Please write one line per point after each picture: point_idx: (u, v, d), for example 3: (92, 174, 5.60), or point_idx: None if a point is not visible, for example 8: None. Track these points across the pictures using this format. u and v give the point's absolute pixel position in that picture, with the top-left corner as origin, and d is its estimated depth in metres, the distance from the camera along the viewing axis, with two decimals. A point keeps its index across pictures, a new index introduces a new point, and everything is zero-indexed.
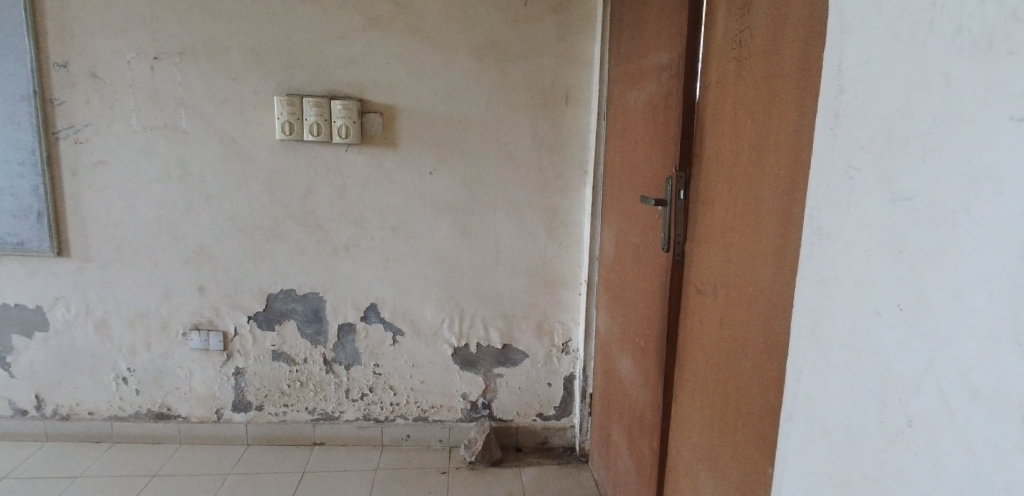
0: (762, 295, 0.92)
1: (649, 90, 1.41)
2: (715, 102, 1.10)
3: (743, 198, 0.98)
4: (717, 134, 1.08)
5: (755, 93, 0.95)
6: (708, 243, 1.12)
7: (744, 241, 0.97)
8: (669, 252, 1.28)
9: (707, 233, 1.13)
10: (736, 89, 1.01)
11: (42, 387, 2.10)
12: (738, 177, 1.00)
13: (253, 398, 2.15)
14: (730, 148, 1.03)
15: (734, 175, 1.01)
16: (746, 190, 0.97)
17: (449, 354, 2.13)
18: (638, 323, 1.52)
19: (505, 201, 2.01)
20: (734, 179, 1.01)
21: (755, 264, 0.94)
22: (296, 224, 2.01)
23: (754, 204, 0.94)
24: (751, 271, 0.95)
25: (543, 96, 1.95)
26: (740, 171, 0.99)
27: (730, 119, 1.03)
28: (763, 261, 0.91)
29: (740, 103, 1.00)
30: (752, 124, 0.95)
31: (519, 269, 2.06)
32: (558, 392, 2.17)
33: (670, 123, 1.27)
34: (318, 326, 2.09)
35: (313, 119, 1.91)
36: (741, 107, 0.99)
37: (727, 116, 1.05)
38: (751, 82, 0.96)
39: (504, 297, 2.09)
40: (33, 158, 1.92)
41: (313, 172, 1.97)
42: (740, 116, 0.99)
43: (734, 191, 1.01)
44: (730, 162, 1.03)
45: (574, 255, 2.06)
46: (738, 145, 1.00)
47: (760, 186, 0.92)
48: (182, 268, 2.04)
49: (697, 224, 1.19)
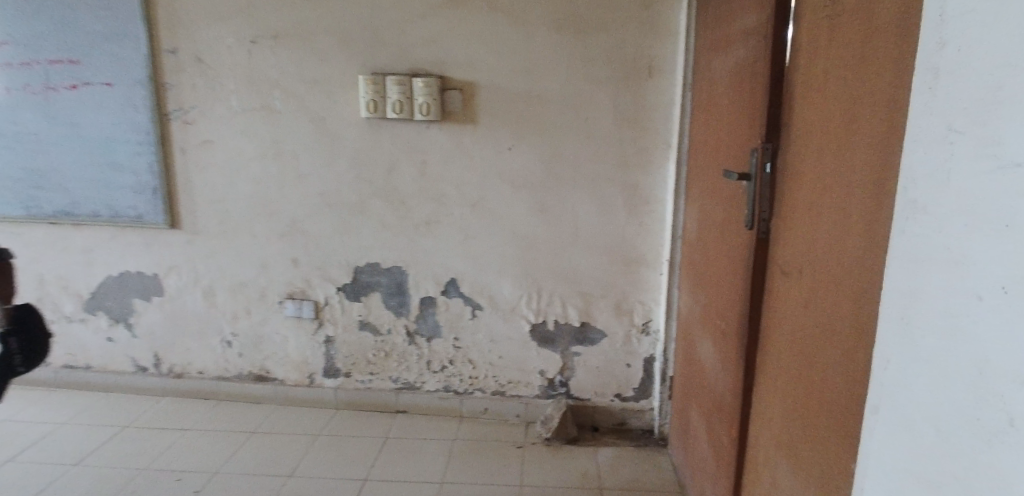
0: (850, 276, 0.83)
1: (735, 57, 1.32)
2: (804, 66, 1.01)
3: (832, 167, 0.89)
4: (807, 102, 0.99)
5: (847, 51, 0.86)
6: (795, 222, 1.03)
7: (833, 215, 0.88)
8: (753, 230, 1.21)
9: (794, 211, 1.04)
10: (827, 50, 0.92)
11: (159, 347, 2.33)
12: (828, 143, 0.91)
13: (342, 365, 2.26)
14: (820, 118, 0.93)
15: (823, 142, 0.92)
16: (835, 159, 0.88)
17: (527, 331, 2.14)
18: (720, 304, 1.45)
19: (584, 177, 1.97)
20: (823, 147, 0.92)
21: (843, 240, 0.85)
22: (381, 201, 2.09)
23: (844, 175, 0.85)
24: (838, 247, 0.86)
25: (625, 68, 1.87)
26: (829, 139, 0.90)
27: (820, 82, 0.94)
28: (852, 236, 0.82)
29: (831, 64, 0.90)
30: (843, 89, 0.86)
31: (598, 246, 2.02)
32: (637, 373, 2.12)
33: (757, 91, 1.18)
34: (401, 299, 2.17)
35: (396, 97, 1.95)
36: (833, 70, 0.90)
37: (817, 83, 0.95)
38: (844, 42, 0.87)
39: (582, 275, 2.06)
40: (149, 138, 2.11)
41: (396, 149, 2.03)
42: (833, 79, 0.90)
43: (822, 161, 0.92)
44: (819, 129, 0.94)
45: (655, 233, 1.99)
46: (827, 109, 0.91)
47: (851, 154, 0.83)
48: (278, 241, 2.18)
49: (783, 198, 1.10)
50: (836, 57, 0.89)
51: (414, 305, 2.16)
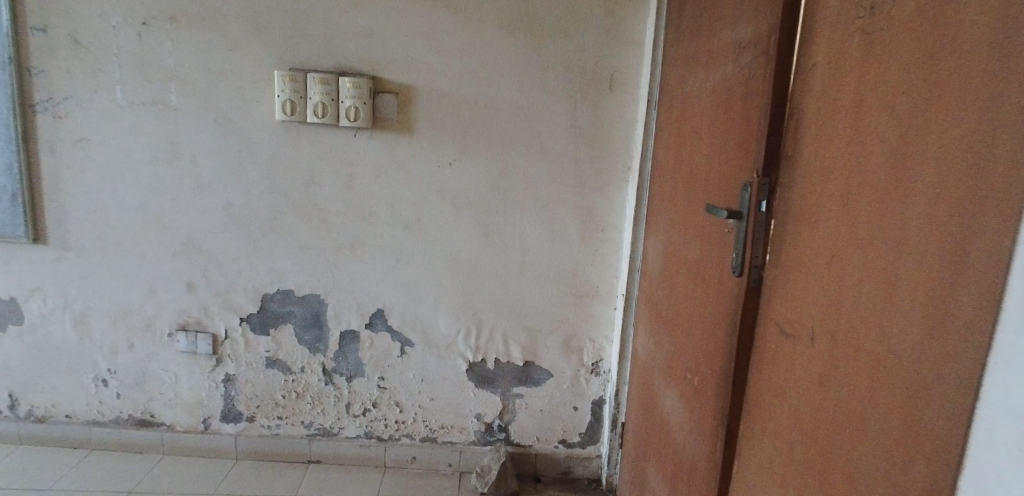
0: (908, 366, 0.65)
1: (721, 74, 1.14)
2: (822, 92, 0.83)
3: (874, 221, 0.71)
4: (824, 134, 0.82)
5: (903, 78, 0.68)
6: (803, 277, 0.86)
7: (876, 282, 0.70)
8: (743, 277, 1.02)
9: (801, 263, 0.87)
10: (862, 75, 0.75)
11: (15, 386, 1.91)
12: (865, 190, 0.73)
13: (244, 408, 1.94)
14: (847, 155, 0.76)
15: (856, 188, 0.74)
16: (880, 212, 0.70)
17: (463, 370, 1.89)
18: (691, 356, 1.26)
19: (535, 198, 1.75)
20: (856, 194, 0.74)
21: (894, 317, 0.67)
22: (298, 217, 1.78)
23: (896, 234, 0.67)
24: (886, 326, 0.68)
25: (585, 80, 1.68)
26: (869, 186, 0.72)
27: (851, 113, 0.76)
28: (914, 315, 0.64)
29: (871, 93, 0.73)
30: (895, 124, 0.69)
31: (547, 276, 1.81)
32: (585, 417, 1.92)
33: (752, 117, 1.00)
34: (317, 333, 1.87)
35: (318, 98, 1.67)
36: (873, 101, 0.73)
37: (842, 112, 0.78)
38: (891, 66, 0.70)
39: (529, 308, 1.83)
40: (7, 133, 1.72)
41: (318, 158, 1.74)
42: (873, 112, 0.72)
43: (854, 212, 0.74)
44: (850, 171, 0.76)
45: (610, 264, 1.79)
46: (865, 149, 0.73)
47: (912, 209, 0.65)
48: (171, 261, 1.83)
49: (784, 247, 0.93)
50: (881, 84, 0.71)
51: (333, 340, 1.88)
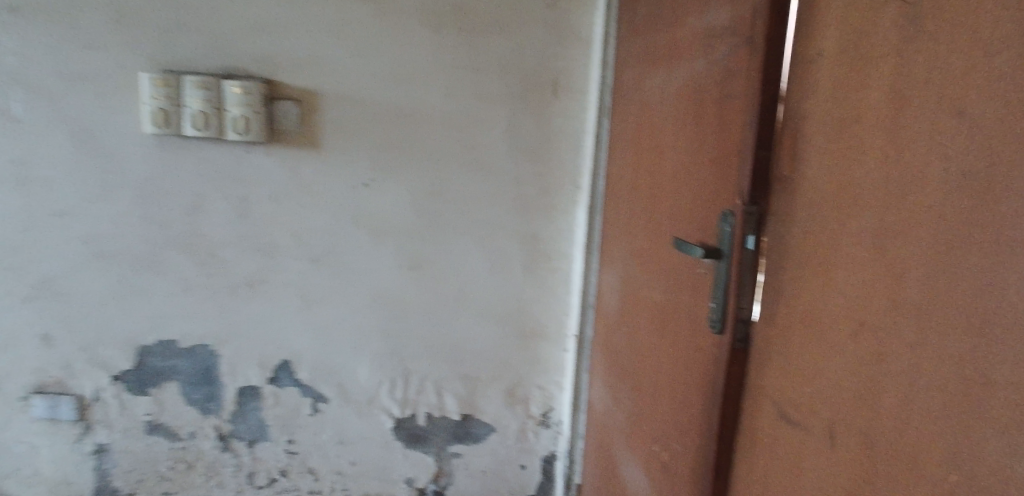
0: None
1: (689, 72, 0.90)
2: (837, 91, 0.60)
3: (936, 279, 0.47)
4: (842, 145, 0.58)
5: (976, 67, 0.44)
6: (815, 342, 0.62)
7: (945, 374, 0.46)
8: (726, 335, 0.78)
9: (811, 324, 0.62)
10: (903, 58, 0.51)
11: None
12: (917, 232, 0.49)
13: (120, 484, 1.59)
14: (884, 173, 0.53)
15: (900, 228, 0.50)
16: (949, 268, 0.46)
17: (389, 428, 1.59)
18: (656, 424, 1.01)
19: (470, 224, 1.48)
20: (900, 238, 0.50)
21: (987, 435, 0.43)
22: (181, 251, 1.46)
23: (983, 305, 0.43)
24: (971, 448, 0.44)
25: (524, 84, 1.42)
26: (924, 228, 0.48)
27: (885, 119, 0.53)
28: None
29: (920, 91, 0.49)
30: (966, 134, 0.45)
31: (487, 314, 1.53)
32: (534, 477, 1.64)
33: (733, 125, 0.77)
34: (209, 391, 1.54)
35: (197, 107, 1.35)
36: (922, 97, 0.49)
37: (871, 113, 0.55)
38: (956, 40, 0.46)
39: (466, 352, 1.55)
40: None
41: (204, 179, 1.43)
42: (923, 116, 0.48)
43: (898, 265, 0.50)
44: (887, 203, 0.52)
45: (560, 298, 1.52)
46: (913, 172, 0.49)
47: (1012, 270, 0.41)
48: (20, 309, 1.47)
49: (782, 299, 0.69)
50: (936, 75, 0.48)
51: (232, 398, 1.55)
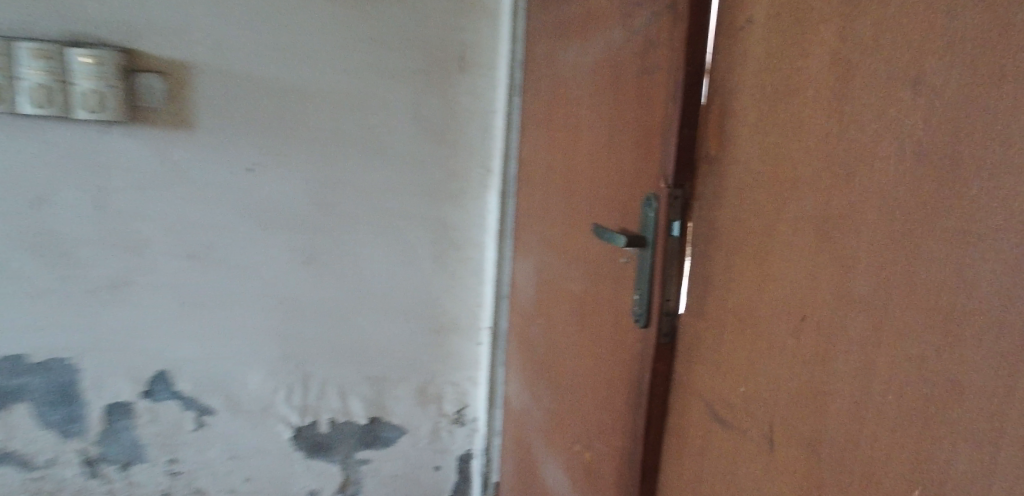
0: None
1: (606, 45, 0.83)
2: (769, 64, 0.54)
3: (888, 270, 0.42)
4: (779, 127, 0.53)
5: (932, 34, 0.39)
6: (749, 340, 0.57)
7: (896, 376, 0.42)
8: (650, 330, 0.72)
9: (745, 320, 0.57)
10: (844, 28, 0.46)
11: None
12: (867, 217, 0.44)
13: None
14: (825, 157, 0.48)
15: (848, 212, 0.45)
16: (902, 258, 0.41)
17: (287, 439, 1.43)
18: (577, 423, 0.95)
19: (371, 212, 1.35)
20: (847, 224, 0.45)
21: (947, 444, 0.39)
22: (19, 251, 1.19)
23: (941, 301, 0.39)
24: (935, 461, 0.39)
25: (428, 59, 1.31)
26: (874, 212, 0.43)
27: (829, 90, 0.47)
28: (998, 452, 0.36)
29: (869, 58, 0.44)
30: (924, 106, 0.39)
31: (394, 310, 1.41)
32: (449, 478, 1.55)
33: (655, 99, 0.70)
34: (68, 411, 1.29)
35: (33, 80, 1.08)
36: (872, 64, 0.43)
37: (808, 90, 0.49)
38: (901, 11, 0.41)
39: (372, 352, 1.43)
40: None
41: (46, 164, 1.17)
42: (873, 85, 0.43)
43: (846, 253, 0.45)
44: (833, 185, 0.47)
45: (472, 289, 1.44)
46: (862, 150, 0.44)
47: (976, 262, 0.37)
48: None
49: (711, 290, 0.63)
50: (888, 39, 0.42)
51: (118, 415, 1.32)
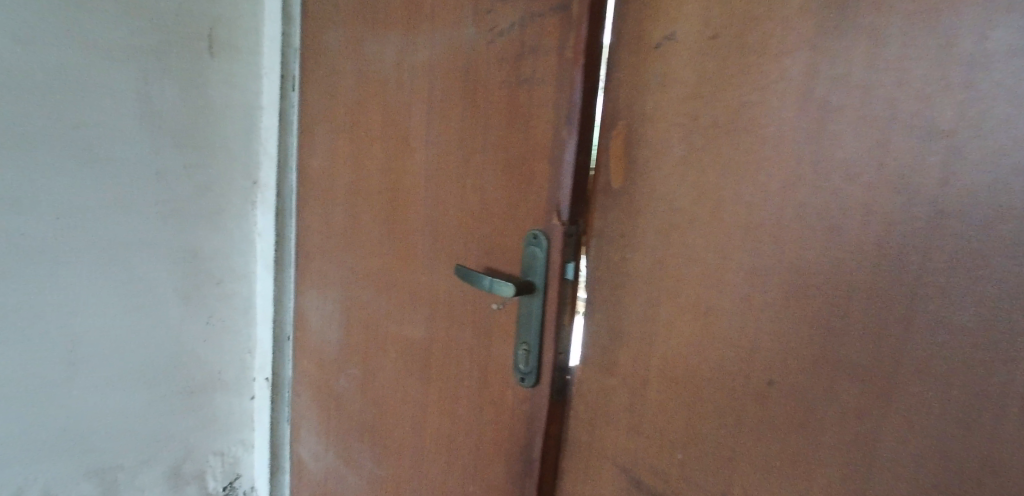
0: None
1: (450, 43, 0.69)
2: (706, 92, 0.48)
3: (889, 337, 0.39)
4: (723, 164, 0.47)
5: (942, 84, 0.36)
6: (691, 401, 0.50)
7: (905, 447, 0.39)
8: (542, 387, 0.61)
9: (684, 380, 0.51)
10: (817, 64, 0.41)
11: None
12: (858, 278, 0.40)
13: None
14: (797, 205, 0.43)
15: (831, 271, 0.41)
16: (906, 325, 0.38)
17: None
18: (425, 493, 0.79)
19: (79, 241, 0.91)
20: (829, 284, 0.41)
21: None
22: None
23: (955, 372, 0.37)
24: None
25: (158, 31, 0.91)
26: (868, 274, 0.40)
27: (797, 132, 0.42)
28: None
29: (854, 103, 0.40)
30: (934, 163, 0.37)
31: (125, 378, 0.99)
32: None
33: (539, 118, 0.59)
34: None
35: None
36: (857, 110, 0.40)
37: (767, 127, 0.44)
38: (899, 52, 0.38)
39: (91, 441, 0.98)
40: None
41: None
42: (863, 134, 0.39)
43: (831, 316, 0.41)
44: (807, 240, 0.42)
45: (239, 333, 1.10)
46: (848, 205, 0.40)
47: (996, 332, 0.35)
48: None
49: (624, 341, 0.56)
50: (879, 86, 0.39)
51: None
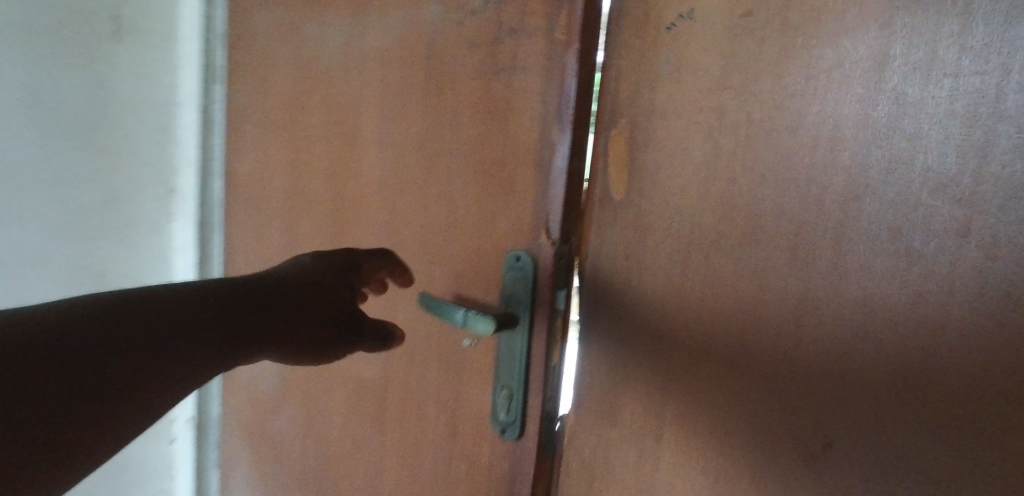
0: None
1: (405, 25, 0.57)
2: (735, 81, 0.39)
3: (986, 395, 0.31)
4: (757, 171, 0.38)
5: None
6: (718, 454, 0.42)
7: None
8: (530, 437, 0.52)
9: (709, 429, 0.42)
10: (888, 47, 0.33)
11: None
12: (943, 320, 0.32)
13: None
14: (858, 223, 0.35)
15: (906, 310, 0.33)
16: (1009, 382, 0.31)
17: None
18: None
19: None
20: (903, 327, 0.34)
21: None
22: None
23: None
24: None
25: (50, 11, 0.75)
26: (956, 315, 0.32)
27: (859, 133, 0.34)
28: None
29: (940, 94, 0.31)
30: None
31: None
32: None
33: (520, 115, 0.49)
34: None
35: None
36: (943, 105, 0.31)
37: (820, 126, 0.35)
38: (1006, 28, 0.30)
39: None
40: None
41: None
42: (953, 135, 0.31)
43: (908, 365, 0.34)
44: (872, 266, 0.34)
45: None
46: (928, 223, 0.32)
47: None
48: None
49: (628, 384, 0.47)
50: (974, 75, 0.30)
51: (164, 350, 0.42)
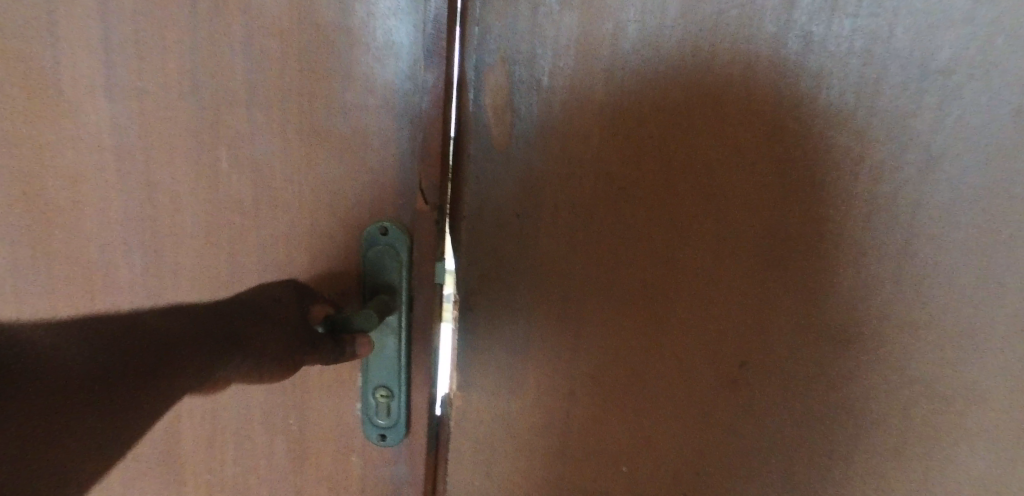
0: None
1: None
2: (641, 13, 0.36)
3: (875, 301, 0.36)
4: (669, 111, 0.37)
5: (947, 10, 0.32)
6: (637, 398, 0.42)
7: (891, 414, 0.37)
8: (417, 431, 0.45)
9: (626, 376, 0.42)
10: None
11: None
12: (842, 239, 0.36)
13: None
14: (765, 158, 0.36)
15: (811, 235, 0.36)
16: (898, 289, 0.35)
17: None
18: None
19: None
20: (810, 250, 0.37)
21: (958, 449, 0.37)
22: None
23: (943, 335, 0.35)
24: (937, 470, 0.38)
25: None
26: (856, 233, 0.36)
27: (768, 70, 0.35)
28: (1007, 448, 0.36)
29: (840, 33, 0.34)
30: (930, 105, 0.33)
31: None
32: None
33: (365, 47, 0.38)
34: None
35: None
36: (845, 44, 0.34)
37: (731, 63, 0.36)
38: None
39: None
40: None
41: None
42: (852, 73, 0.34)
43: (816, 283, 0.37)
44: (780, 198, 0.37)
45: None
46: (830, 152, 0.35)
47: (989, 290, 0.34)
48: None
49: (529, 347, 0.43)
50: (870, 17, 0.33)
51: None
